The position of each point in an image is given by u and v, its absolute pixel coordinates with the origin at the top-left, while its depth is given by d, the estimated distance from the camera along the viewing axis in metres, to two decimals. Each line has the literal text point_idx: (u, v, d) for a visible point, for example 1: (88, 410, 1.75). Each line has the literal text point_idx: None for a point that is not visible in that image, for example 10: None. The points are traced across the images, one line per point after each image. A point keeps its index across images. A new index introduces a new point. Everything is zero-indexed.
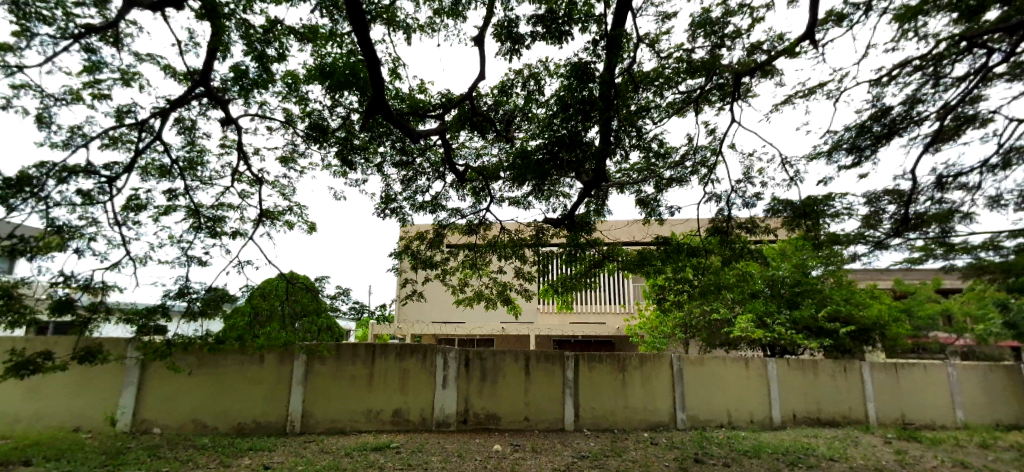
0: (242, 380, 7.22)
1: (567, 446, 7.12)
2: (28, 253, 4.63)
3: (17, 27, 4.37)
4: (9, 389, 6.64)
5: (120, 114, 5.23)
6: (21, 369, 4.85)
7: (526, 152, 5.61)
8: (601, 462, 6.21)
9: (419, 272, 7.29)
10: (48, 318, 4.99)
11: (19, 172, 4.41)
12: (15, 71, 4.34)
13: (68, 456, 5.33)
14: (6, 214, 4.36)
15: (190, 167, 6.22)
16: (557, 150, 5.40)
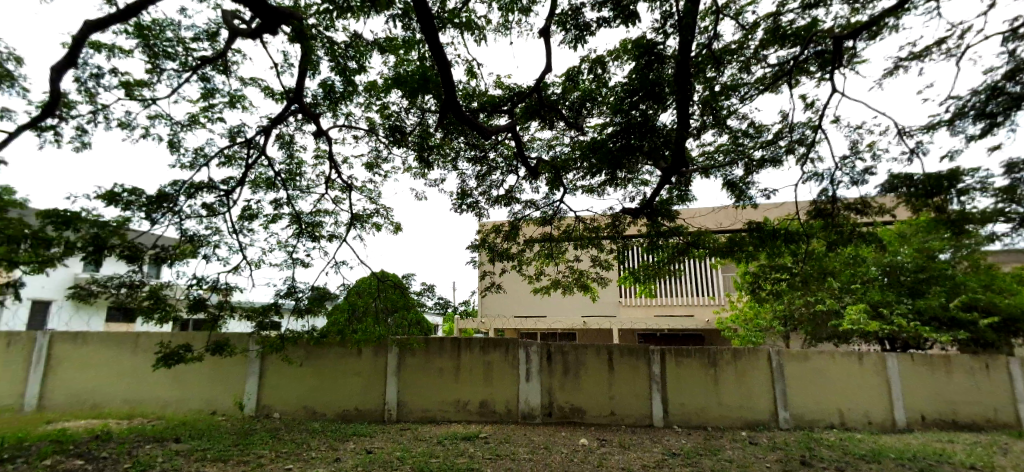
0: (344, 370, 7.85)
1: (657, 442, 6.90)
2: (168, 260, 5.72)
3: (150, 65, 5.09)
4: (161, 376, 7.67)
5: (232, 134, 5.89)
6: (169, 359, 5.90)
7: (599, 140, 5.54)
8: (694, 461, 5.92)
9: (496, 265, 7.41)
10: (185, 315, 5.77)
11: (158, 190, 5.21)
12: (150, 102, 5.18)
13: (208, 435, 6.13)
14: (151, 227, 5.21)
15: (291, 178, 6.86)
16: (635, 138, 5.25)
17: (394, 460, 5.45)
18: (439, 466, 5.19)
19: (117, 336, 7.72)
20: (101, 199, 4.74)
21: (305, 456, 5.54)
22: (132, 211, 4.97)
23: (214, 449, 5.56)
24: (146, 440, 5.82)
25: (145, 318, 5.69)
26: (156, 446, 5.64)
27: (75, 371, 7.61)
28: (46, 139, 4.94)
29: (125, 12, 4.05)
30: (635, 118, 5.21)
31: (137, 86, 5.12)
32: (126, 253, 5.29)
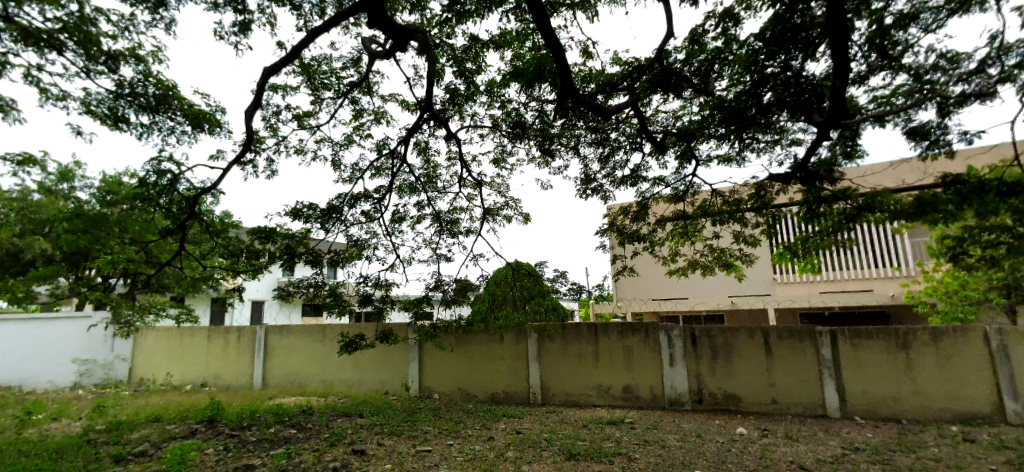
0: (490, 355, 8.35)
1: (836, 435, 5.89)
2: (341, 262, 6.78)
3: (313, 97, 5.93)
4: (343, 362, 8.96)
5: (379, 148, 6.58)
6: (349, 347, 6.87)
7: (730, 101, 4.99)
8: (888, 457, 5.01)
9: (627, 248, 7.12)
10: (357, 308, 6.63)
11: (328, 203, 6.12)
12: (315, 130, 6.01)
13: (383, 412, 6.94)
14: (326, 235, 6.18)
15: (429, 181, 7.45)
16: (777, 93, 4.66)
17: (542, 440, 5.28)
18: (584, 449, 4.85)
19: (309, 328, 9.17)
20: (288, 215, 5.79)
21: (462, 433, 5.72)
22: (311, 222, 5.97)
23: (386, 424, 6.15)
24: (338, 415, 6.82)
25: (329, 312, 6.78)
26: (344, 419, 6.57)
27: (284, 357, 9.27)
28: (248, 172, 5.96)
29: (289, 55, 4.60)
30: (773, 71, 4.59)
31: (304, 117, 5.99)
32: (309, 257, 6.54)
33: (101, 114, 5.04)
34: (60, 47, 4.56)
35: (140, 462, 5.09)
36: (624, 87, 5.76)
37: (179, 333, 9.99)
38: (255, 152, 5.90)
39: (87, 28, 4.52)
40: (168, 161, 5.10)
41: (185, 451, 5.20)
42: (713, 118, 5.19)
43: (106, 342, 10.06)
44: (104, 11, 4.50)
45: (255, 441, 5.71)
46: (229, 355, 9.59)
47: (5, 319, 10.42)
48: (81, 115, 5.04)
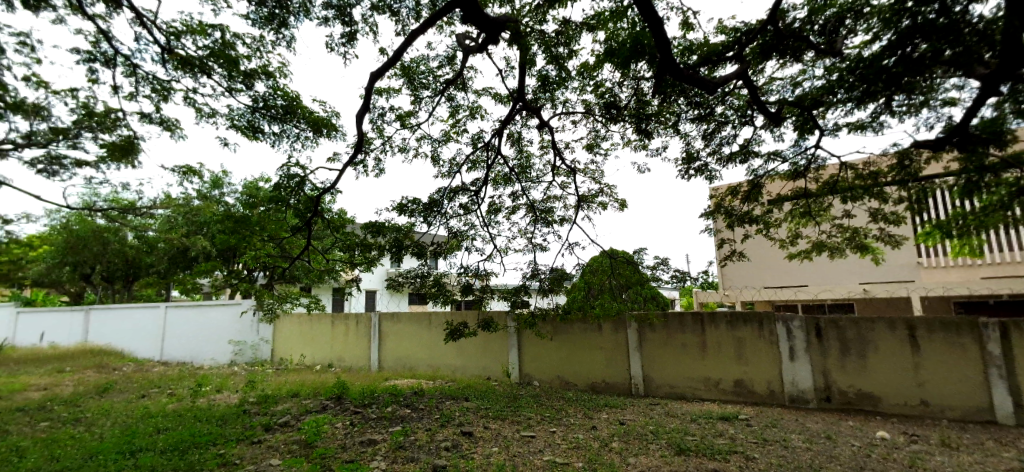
0: (589, 345, 8.13)
1: (1011, 446, 4.94)
2: (443, 253, 7.10)
3: (414, 97, 6.21)
4: (448, 348, 9.35)
5: (474, 141, 6.74)
6: (453, 334, 7.14)
7: (866, 60, 4.32)
8: None
9: (737, 231, 6.47)
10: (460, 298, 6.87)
11: (428, 197, 6.41)
12: (415, 128, 6.30)
13: (487, 396, 7.14)
14: (428, 229, 6.48)
15: (523, 171, 7.47)
16: (927, 45, 3.94)
17: (647, 433, 5.10)
18: (695, 444, 4.60)
19: (417, 316, 9.71)
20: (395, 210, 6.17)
21: (565, 421, 5.72)
22: (415, 216, 6.29)
23: (491, 409, 6.33)
24: (446, 397, 7.14)
25: (434, 301, 7.10)
26: (452, 401, 6.86)
27: (396, 342, 9.93)
28: (359, 172, 6.39)
29: (391, 59, 4.89)
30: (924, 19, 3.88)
31: (406, 117, 6.30)
32: (415, 250, 6.91)
33: (241, 126, 5.71)
34: (207, 70, 5.20)
35: (284, 431, 5.76)
36: (732, 56, 5.27)
37: (308, 319, 11.10)
38: (366, 152, 6.32)
39: (228, 52, 5.13)
40: (297, 165, 5.70)
41: (318, 425, 5.79)
42: (844, 82, 4.57)
43: (253, 327, 11.44)
44: (237, 35, 5.06)
45: (376, 418, 6.19)
46: (350, 340, 10.48)
47: (179, 305, 12.29)
48: (227, 129, 5.77)
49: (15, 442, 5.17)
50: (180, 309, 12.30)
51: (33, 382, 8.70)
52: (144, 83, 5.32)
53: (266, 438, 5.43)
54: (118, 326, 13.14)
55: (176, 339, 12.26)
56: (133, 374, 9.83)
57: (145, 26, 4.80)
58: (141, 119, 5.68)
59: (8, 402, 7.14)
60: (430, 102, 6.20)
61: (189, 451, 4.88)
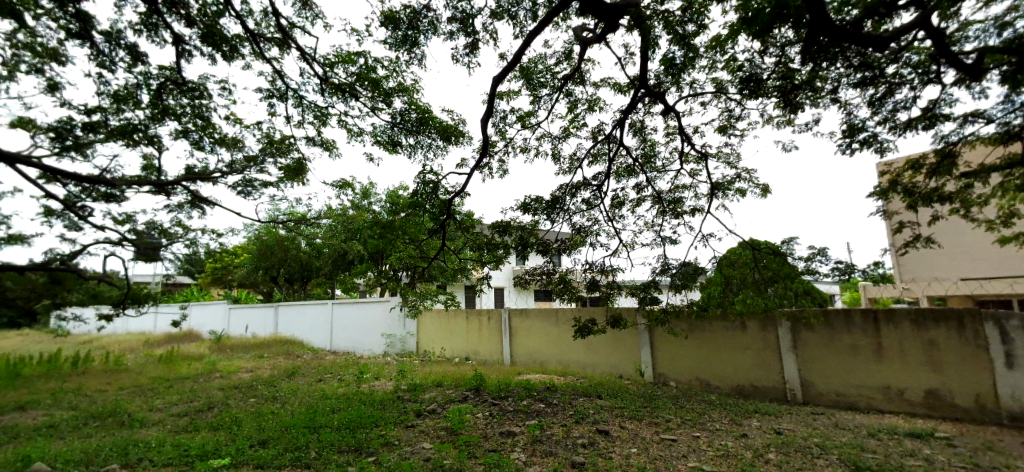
0: (730, 344, 6.95)
1: None
2: (566, 250, 7.13)
3: (533, 97, 6.18)
4: (578, 344, 9.01)
5: (594, 134, 6.48)
6: (582, 331, 6.97)
7: None
8: None
9: (920, 213, 5.36)
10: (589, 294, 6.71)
11: (550, 194, 6.35)
12: (536, 127, 6.30)
13: (622, 395, 6.86)
14: (551, 226, 6.42)
15: (648, 160, 7.02)
16: None
17: (812, 445, 4.45)
18: (878, 465, 3.89)
19: (546, 312, 9.74)
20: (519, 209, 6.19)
21: (710, 426, 5.26)
22: (538, 214, 6.26)
23: (627, 408, 6.07)
24: (579, 394, 7.03)
25: (561, 298, 7.01)
26: (585, 398, 6.72)
27: (527, 338, 10.05)
28: (484, 174, 6.53)
29: (512, 61, 4.86)
30: None
31: (526, 117, 6.31)
32: (540, 247, 6.91)
33: (382, 140, 6.19)
34: (355, 93, 5.70)
35: (433, 418, 6.15)
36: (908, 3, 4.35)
37: (446, 314, 11.77)
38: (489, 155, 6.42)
39: (372, 74, 5.56)
40: (431, 173, 6.00)
41: (462, 414, 6.08)
42: None
43: (401, 321, 12.51)
44: (377, 59, 5.46)
45: (513, 410, 6.32)
46: (484, 334, 10.89)
47: (341, 303, 13.91)
48: (372, 145, 6.30)
49: (232, 413, 6.23)
50: (342, 306, 13.87)
51: (241, 365, 10.45)
52: (307, 111, 6.01)
53: (418, 423, 5.84)
54: (296, 320, 15.24)
55: (339, 332, 13.85)
56: (311, 361, 11.31)
57: (306, 63, 5.40)
58: (307, 142, 6.44)
59: (226, 381, 8.66)
60: (550, 99, 6.08)
61: (357, 430, 5.44)
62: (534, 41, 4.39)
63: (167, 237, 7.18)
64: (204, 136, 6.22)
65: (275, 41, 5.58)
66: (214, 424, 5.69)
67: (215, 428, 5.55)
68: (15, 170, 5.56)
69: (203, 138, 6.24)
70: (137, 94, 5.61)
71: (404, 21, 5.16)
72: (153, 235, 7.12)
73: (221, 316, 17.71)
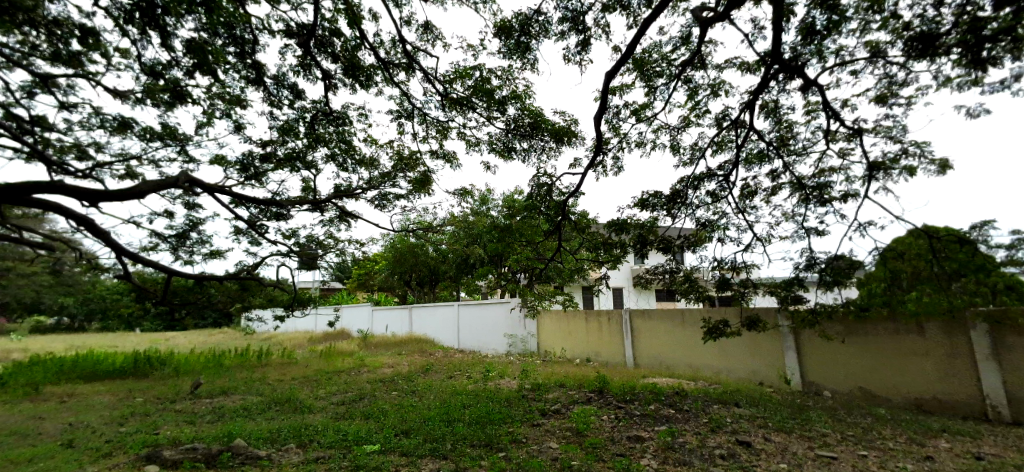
0: (902, 351, 5.88)
1: None
2: (692, 247, 6.50)
3: (648, 88, 5.82)
4: (708, 347, 8.34)
5: (719, 121, 5.90)
6: (713, 333, 6.37)
7: None
8: None
9: None
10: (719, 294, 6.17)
11: (670, 188, 5.95)
12: (653, 119, 5.94)
13: (766, 404, 6.16)
14: (673, 222, 6.01)
15: (784, 143, 6.06)
16: None
17: None
18: None
19: (671, 313, 9.15)
20: (637, 206, 5.92)
21: (881, 445, 4.48)
22: (657, 210, 5.93)
23: (773, 419, 5.43)
24: (713, 401, 6.47)
25: (687, 299, 6.47)
26: (721, 406, 6.16)
27: (651, 340, 9.55)
28: (598, 173, 6.26)
29: (624, 54, 4.60)
30: None
31: (642, 110, 5.97)
32: (662, 244, 6.50)
33: (498, 148, 6.30)
34: (472, 105, 5.84)
35: (558, 418, 6.09)
36: None
37: (565, 315, 11.67)
38: (603, 154, 6.15)
39: (486, 85, 5.63)
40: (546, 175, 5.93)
41: (586, 415, 5.94)
42: None
43: (521, 322, 12.72)
44: (491, 70, 5.44)
45: (641, 414, 6.01)
46: (604, 336, 10.60)
47: (466, 304, 14.52)
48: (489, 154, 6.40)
49: (379, 404, 6.76)
50: (467, 307, 14.48)
51: (383, 361, 11.38)
52: (431, 127, 6.23)
53: (544, 422, 5.82)
54: (426, 320, 16.26)
55: (465, 332, 14.48)
56: (442, 359, 11.95)
57: (429, 83, 5.57)
58: (432, 155, 6.73)
59: (372, 374, 9.48)
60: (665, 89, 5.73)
61: (487, 426, 5.56)
62: (648, 30, 4.10)
63: (322, 247, 8.06)
64: (348, 158, 6.77)
65: (404, 66, 5.65)
66: (365, 413, 6.21)
67: (366, 417, 6.06)
68: (218, 199, 6.42)
69: (347, 161, 6.80)
70: (296, 129, 6.16)
71: (516, 29, 5.16)
72: (312, 247, 8.01)
73: (365, 317, 19.53)
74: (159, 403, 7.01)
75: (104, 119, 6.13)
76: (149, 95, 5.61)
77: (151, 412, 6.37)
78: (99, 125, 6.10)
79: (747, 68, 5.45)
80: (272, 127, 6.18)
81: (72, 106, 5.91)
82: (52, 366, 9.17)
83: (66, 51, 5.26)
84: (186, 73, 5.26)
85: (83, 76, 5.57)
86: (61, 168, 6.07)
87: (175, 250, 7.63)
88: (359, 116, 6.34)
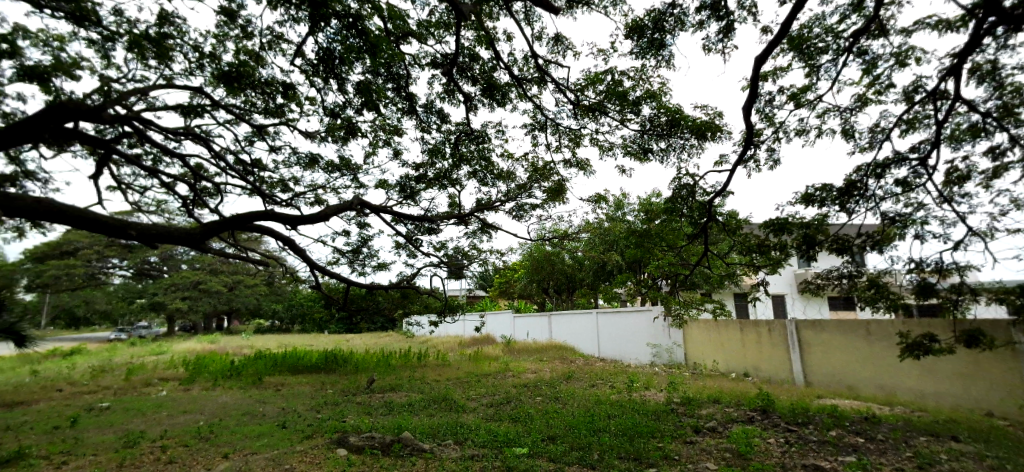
0: None
1: None
2: (877, 246, 5.01)
3: (809, 68, 5.02)
4: (906, 367, 6.96)
5: (908, 94, 4.77)
6: (915, 350, 5.04)
7: None
8: None
9: None
10: (919, 305, 4.84)
11: (844, 179, 4.98)
12: (817, 103, 5.09)
13: (998, 441, 4.86)
14: (849, 218, 4.99)
15: (1011, 112, 4.51)
16: None
17: None
18: None
19: (851, 326, 7.85)
20: (800, 202, 5.05)
21: None
22: (827, 206, 5.00)
23: (1012, 461, 4.24)
24: (919, 432, 5.30)
25: (873, 309, 5.24)
26: (931, 440, 5.02)
27: (825, 356, 8.29)
28: (749, 169, 5.49)
29: (777, 36, 4.00)
30: None
31: (802, 94, 5.13)
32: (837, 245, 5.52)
33: (633, 150, 5.82)
34: (605, 111, 5.47)
35: (714, 436, 5.53)
36: None
37: (717, 325, 10.69)
38: (755, 147, 5.34)
39: (618, 88, 5.23)
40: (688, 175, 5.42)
41: (748, 436, 5.30)
42: None
43: (665, 331, 12.03)
44: (624, 72, 5.05)
45: (818, 441, 5.19)
46: (764, 349, 9.47)
47: (605, 311, 14.17)
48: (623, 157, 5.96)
49: (526, 408, 6.84)
50: (606, 315, 14.13)
51: (527, 367, 11.59)
52: (563, 136, 6.02)
53: (698, 440, 5.32)
54: (566, 328, 16.24)
55: (605, 341, 14.12)
56: (583, 367, 11.77)
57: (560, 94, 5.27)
58: (565, 164, 6.49)
59: (517, 379, 9.68)
60: (834, 66, 4.91)
61: (635, 438, 5.26)
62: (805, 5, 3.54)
63: (468, 257, 8.48)
64: (487, 173, 6.90)
65: (536, 80, 5.54)
66: (512, 415, 6.32)
67: (514, 419, 6.16)
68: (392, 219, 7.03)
69: (487, 176, 6.93)
70: (443, 149, 6.51)
71: (649, 27, 4.78)
72: (458, 258, 8.46)
73: (507, 323, 20.20)
74: (346, 395, 7.96)
75: (300, 156, 7.21)
76: (329, 132, 6.42)
77: (340, 402, 7.25)
78: (296, 162, 7.18)
79: (947, 25, 4.32)
80: (424, 150, 6.65)
81: (278, 149, 7.05)
82: (268, 359, 11.03)
83: (273, 105, 6.26)
84: (357, 112, 5.83)
85: (286, 123, 6.61)
86: (271, 200, 7.27)
87: (351, 264, 8.61)
88: (496, 131, 6.44)
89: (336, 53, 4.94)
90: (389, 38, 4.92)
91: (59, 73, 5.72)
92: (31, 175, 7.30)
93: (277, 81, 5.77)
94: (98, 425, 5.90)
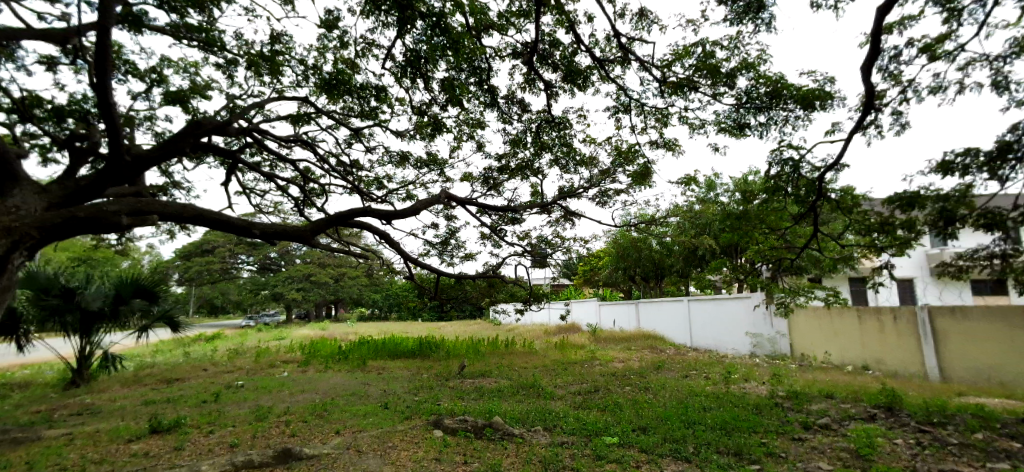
0: None
1: None
2: None
3: (947, 14, 4.24)
4: None
5: None
6: None
7: None
8: None
9: None
10: None
11: (995, 140, 4.07)
12: (958, 53, 4.27)
13: None
14: (1003, 187, 4.03)
15: None
16: None
17: None
18: None
19: (1001, 310, 6.74)
20: (934, 172, 4.21)
21: None
22: (972, 174, 4.09)
23: None
24: None
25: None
26: None
27: (968, 346, 7.19)
28: (869, 136, 4.77)
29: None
30: None
31: (939, 44, 4.32)
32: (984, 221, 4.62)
33: (727, 127, 5.11)
34: (695, 86, 4.92)
35: (828, 434, 4.97)
36: None
37: (829, 313, 9.60)
38: (877, 111, 4.61)
39: (711, 60, 4.64)
40: (794, 149, 4.82)
41: (870, 436, 4.69)
42: None
43: (767, 320, 11.09)
44: (717, 42, 4.52)
45: (961, 444, 4.48)
46: (888, 339, 8.36)
47: (698, 300, 13.36)
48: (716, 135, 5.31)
49: (614, 397, 6.60)
50: (699, 303, 13.34)
51: (615, 356, 11.26)
52: (649, 117, 5.58)
53: (808, 438, 4.80)
54: (655, 316, 15.58)
55: (698, 330, 13.35)
56: (675, 356, 11.20)
57: (644, 73, 4.88)
58: (650, 146, 6.01)
59: (605, 368, 9.43)
60: (981, 7, 4.09)
61: (735, 433, 4.86)
62: None
63: (551, 246, 8.35)
64: (570, 160, 6.68)
65: (619, 59, 5.15)
66: (601, 404, 6.15)
67: (603, 409, 5.97)
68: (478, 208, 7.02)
69: (569, 163, 6.72)
70: (524, 139, 6.38)
71: None
72: (542, 246, 8.37)
73: (593, 311, 19.82)
74: (439, 380, 8.22)
75: (391, 155, 7.49)
76: (417, 130, 6.54)
77: (433, 386, 7.49)
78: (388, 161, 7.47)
79: None
80: (505, 141, 6.56)
81: (373, 149, 7.35)
82: (371, 345, 11.70)
83: (367, 108, 6.45)
84: (442, 108, 5.83)
85: (379, 125, 6.86)
86: (368, 197, 7.62)
87: (440, 255, 8.82)
88: (579, 118, 6.16)
89: (422, 53, 4.89)
90: (471, 33, 4.83)
91: (193, 95, 6.37)
92: (177, 184, 8.29)
93: (370, 86, 5.93)
94: (234, 400, 6.59)
